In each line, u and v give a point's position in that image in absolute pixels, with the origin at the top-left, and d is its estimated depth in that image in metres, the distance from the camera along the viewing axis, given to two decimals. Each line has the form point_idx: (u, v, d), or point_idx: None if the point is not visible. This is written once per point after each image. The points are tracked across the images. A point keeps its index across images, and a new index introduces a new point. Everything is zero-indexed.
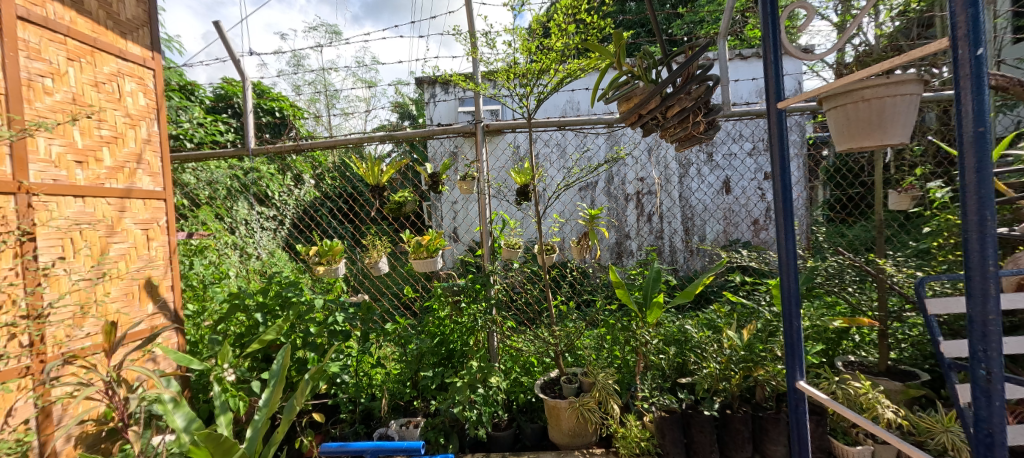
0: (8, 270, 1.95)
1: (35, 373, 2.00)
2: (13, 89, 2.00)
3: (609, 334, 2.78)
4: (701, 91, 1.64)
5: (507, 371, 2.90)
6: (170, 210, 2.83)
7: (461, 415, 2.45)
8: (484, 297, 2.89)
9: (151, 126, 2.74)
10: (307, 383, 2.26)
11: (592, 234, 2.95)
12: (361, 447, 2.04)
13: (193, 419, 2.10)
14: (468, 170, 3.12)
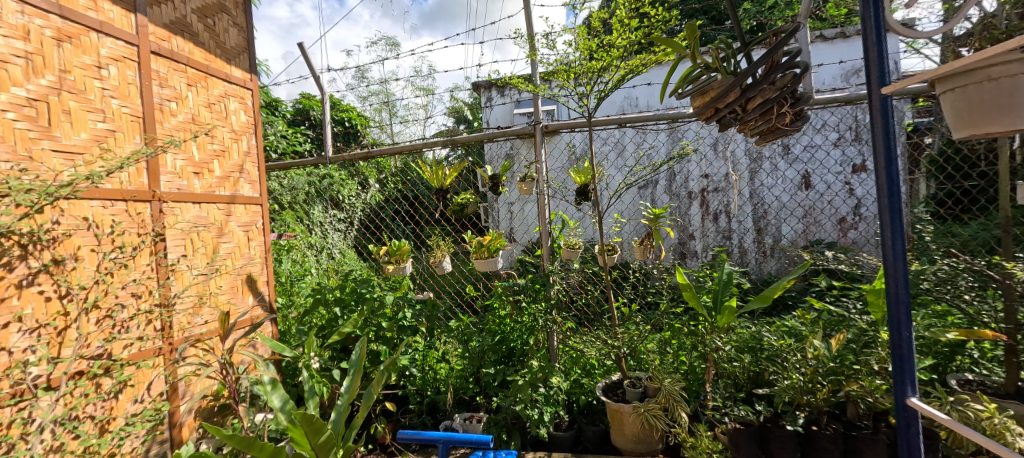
0: (147, 265, 2.30)
1: (166, 353, 2.33)
2: (149, 113, 2.35)
3: (674, 338, 2.69)
4: (787, 79, 1.52)
5: (568, 371, 2.91)
6: (265, 214, 3.17)
7: (523, 413, 2.49)
8: (544, 297, 2.91)
9: (250, 139, 3.10)
10: (384, 373, 2.42)
11: (656, 234, 2.88)
12: (434, 437, 2.13)
13: (287, 400, 2.31)
14: (528, 171, 3.15)
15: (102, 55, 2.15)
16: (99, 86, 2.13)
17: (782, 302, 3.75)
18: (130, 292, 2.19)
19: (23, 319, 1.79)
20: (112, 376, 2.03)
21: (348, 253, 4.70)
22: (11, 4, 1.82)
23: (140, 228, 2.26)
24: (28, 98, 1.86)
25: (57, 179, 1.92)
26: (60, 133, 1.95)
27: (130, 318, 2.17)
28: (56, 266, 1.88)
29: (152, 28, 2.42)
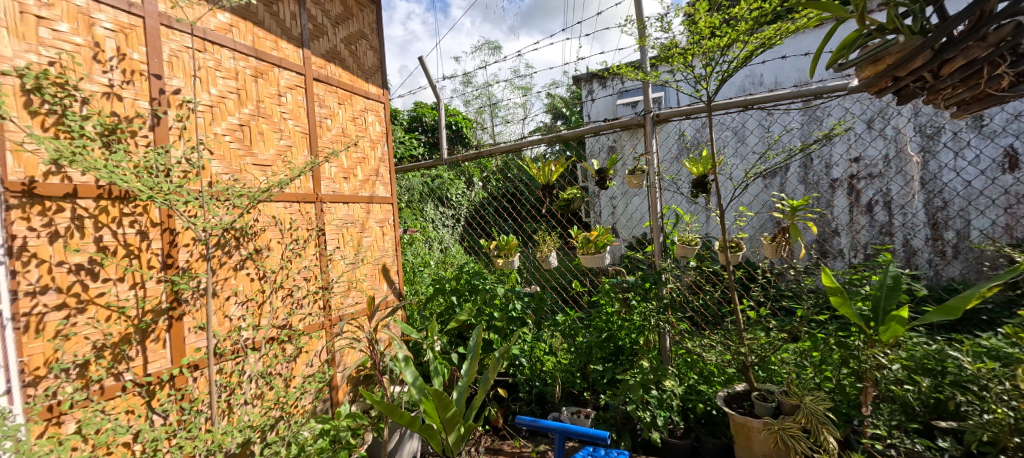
0: (313, 256, 2.81)
1: (327, 327, 2.83)
2: (312, 130, 2.84)
3: (815, 351, 2.41)
4: (1005, 31, 1.10)
5: (681, 375, 2.78)
6: (396, 212, 3.60)
7: (634, 414, 2.47)
8: (656, 296, 2.81)
9: (384, 146, 3.54)
10: (500, 360, 2.57)
11: (793, 229, 2.58)
12: (550, 426, 2.15)
13: (418, 377, 2.58)
14: (637, 163, 3.06)
15: (281, 85, 2.66)
16: (280, 110, 2.64)
17: (973, 317, 2.98)
18: (300, 277, 2.70)
19: (237, 295, 2.34)
20: (291, 343, 2.54)
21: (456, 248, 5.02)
22: (226, 52, 2.36)
23: (308, 224, 2.77)
24: (239, 125, 2.39)
25: (255, 186, 2.45)
26: (257, 150, 2.48)
27: (302, 297, 2.68)
28: (256, 255, 2.41)
29: (313, 58, 2.91)
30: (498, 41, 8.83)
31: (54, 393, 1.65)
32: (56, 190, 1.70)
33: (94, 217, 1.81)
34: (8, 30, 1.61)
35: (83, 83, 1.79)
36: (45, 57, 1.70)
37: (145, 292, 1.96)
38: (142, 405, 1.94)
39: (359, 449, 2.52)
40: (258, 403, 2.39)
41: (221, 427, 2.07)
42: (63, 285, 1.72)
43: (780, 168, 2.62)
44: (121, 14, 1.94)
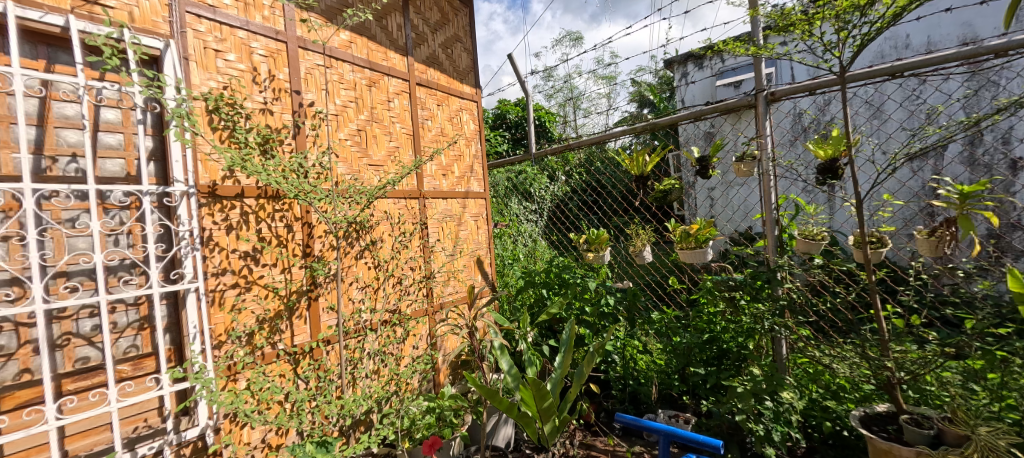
0: (418, 248, 3.07)
1: (428, 313, 3.07)
2: (416, 131, 3.08)
3: (992, 373, 1.81)
4: None
5: (801, 386, 2.52)
6: (489, 206, 3.76)
7: (745, 426, 2.29)
8: (769, 297, 2.55)
9: (477, 144, 3.71)
10: (595, 354, 2.54)
11: (963, 221, 2.07)
12: (654, 427, 2.06)
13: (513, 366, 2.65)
14: (747, 148, 2.78)
15: (390, 91, 2.93)
16: (389, 115, 2.91)
17: None
18: (406, 266, 2.97)
19: (358, 281, 2.65)
20: (400, 327, 2.81)
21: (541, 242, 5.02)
22: (347, 67, 2.67)
23: (413, 219, 3.04)
24: (358, 130, 2.70)
25: (371, 184, 2.74)
26: (371, 152, 2.77)
27: (408, 285, 2.96)
28: (372, 246, 2.71)
29: (416, 64, 3.15)
30: (580, 31, 8.66)
31: (231, 356, 2.04)
32: (230, 191, 2.09)
33: (255, 213, 2.19)
34: (196, 63, 2.00)
35: (245, 102, 2.16)
36: (220, 83, 2.08)
37: (289, 276, 2.32)
38: (290, 371, 2.31)
39: (460, 428, 2.70)
40: (376, 378, 2.69)
41: (349, 396, 2.39)
42: (234, 268, 2.11)
43: (940, 147, 2.19)
44: (271, 41, 2.30)
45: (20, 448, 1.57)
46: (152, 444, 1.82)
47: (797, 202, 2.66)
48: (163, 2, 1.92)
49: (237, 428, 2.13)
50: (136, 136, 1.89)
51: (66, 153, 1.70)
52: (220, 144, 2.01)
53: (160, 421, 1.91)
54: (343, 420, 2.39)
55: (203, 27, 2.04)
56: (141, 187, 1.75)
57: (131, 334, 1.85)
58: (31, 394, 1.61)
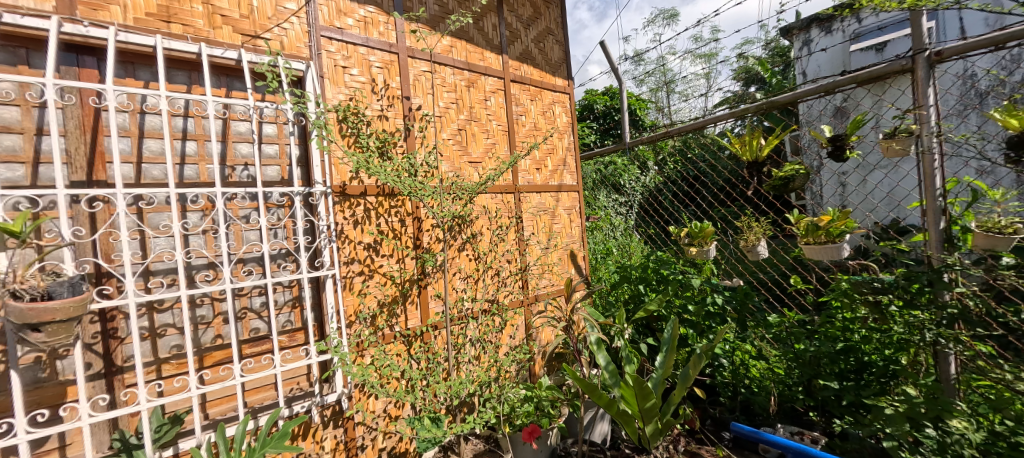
0: (514, 241, 3.19)
1: (523, 303, 3.18)
2: (511, 127, 3.19)
3: None
4: None
5: (978, 415, 1.91)
6: (582, 199, 3.75)
7: (894, 454, 1.89)
8: (934, 304, 2.03)
9: (570, 136, 3.72)
10: (703, 356, 2.37)
11: None
12: (781, 444, 2.02)
13: (610, 361, 2.61)
14: (902, 121, 2.29)
15: (487, 90, 3.07)
16: (486, 113, 3.05)
17: None
18: (503, 258, 3.10)
19: (461, 272, 2.86)
20: (498, 316, 2.96)
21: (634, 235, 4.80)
22: (448, 70, 2.85)
23: (509, 213, 3.16)
24: (460, 130, 2.88)
25: (471, 180, 2.91)
26: (471, 150, 2.94)
27: (505, 276, 3.10)
28: (472, 239, 2.88)
29: (510, 61, 3.25)
30: (676, 7, 8.09)
31: (360, 334, 2.35)
32: (356, 190, 2.39)
33: (376, 209, 2.48)
34: (329, 79, 2.31)
35: (366, 110, 2.44)
36: (347, 95, 2.37)
37: (403, 265, 2.59)
38: (405, 351, 2.59)
39: (558, 419, 2.75)
40: (477, 363, 2.87)
41: (454, 377, 2.59)
42: (359, 258, 2.40)
43: None
44: (385, 53, 2.55)
45: (217, 397, 2.00)
46: (304, 403, 2.17)
47: (971, 186, 2.16)
48: (305, 30, 2.25)
49: (365, 398, 2.44)
50: (287, 146, 2.25)
51: (241, 162, 2.09)
52: (349, 149, 2.31)
53: (308, 384, 2.29)
54: (450, 400, 2.60)
55: (333, 48, 2.34)
56: (293, 189, 2.08)
57: (287, 311, 2.24)
58: (223, 355, 2.03)
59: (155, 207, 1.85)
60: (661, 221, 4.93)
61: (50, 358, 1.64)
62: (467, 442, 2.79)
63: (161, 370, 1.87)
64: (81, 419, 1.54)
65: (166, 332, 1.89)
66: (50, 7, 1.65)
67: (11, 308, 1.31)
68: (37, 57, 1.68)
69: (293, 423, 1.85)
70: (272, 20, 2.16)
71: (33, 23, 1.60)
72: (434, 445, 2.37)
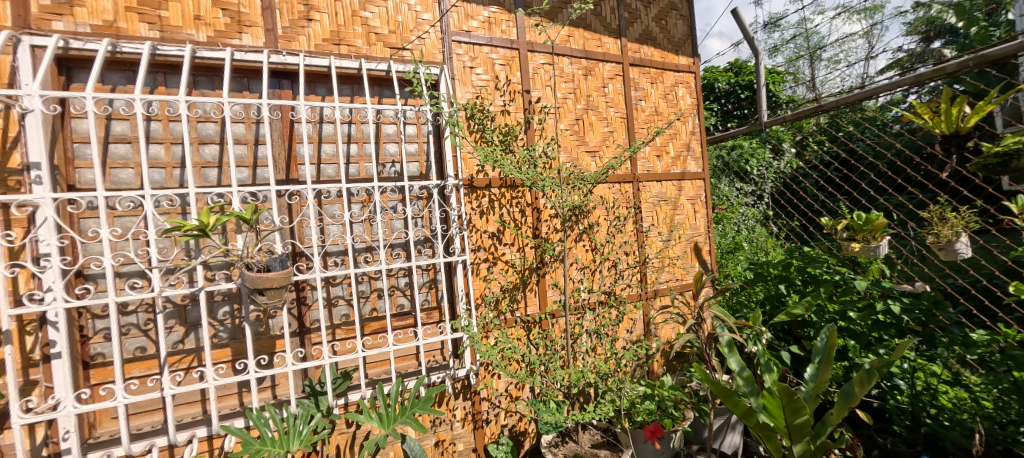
0: (632, 232, 3.11)
1: (640, 296, 3.08)
2: (630, 114, 3.09)
3: None
4: None
5: None
6: (708, 188, 3.47)
7: None
8: None
9: (696, 119, 3.46)
10: (872, 370, 1.98)
11: None
12: None
13: (745, 368, 2.37)
14: None
15: (605, 77, 3.02)
16: (604, 101, 3.01)
17: None
18: (622, 251, 3.06)
19: (577, 262, 2.90)
20: (615, 309, 2.92)
21: (769, 228, 4.16)
22: (566, 60, 2.88)
23: (627, 203, 3.09)
24: (578, 120, 2.90)
25: (589, 170, 2.91)
26: (589, 139, 2.93)
27: (623, 269, 3.05)
28: (589, 230, 2.90)
29: (630, 44, 3.14)
30: None
31: (486, 316, 2.54)
32: (481, 182, 2.57)
33: (499, 200, 2.64)
34: (459, 80, 2.52)
35: (490, 106, 2.60)
36: (474, 94, 2.56)
37: (524, 254, 2.72)
38: (525, 336, 2.72)
39: (682, 422, 2.62)
40: (594, 354, 2.87)
41: (571, 368, 2.64)
42: (484, 246, 2.60)
43: None
44: (507, 50, 2.68)
45: (374, 360, 2.38)
46: (441, 374, 2.45)
47: None
48: (439, 37, 2.48)
49: (489, 377, 2.64)
50: (424, 144, 2.53)
51: (389, 160, 2.41)
52: (477, 145, 2.49)
53: (443, 358, 2.57)
54: (568, 387, 2.67)
55: (462, 50, 2.54)
56: (432, 182, 2.32)
57: (425, 291, 2.53)
58: (378, 326, 2.39)
59: (329, 200, 2.24)
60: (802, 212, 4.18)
61: (265, 318, 2.12)
62: (585, 431, 2.76)
63: (334, 334, 2.28)
64: (287, 366, 1.96)
65: (338, 302, 2.29)
66: (261, 43, 2.10)
67: (247, 276, 1.74)
68: (254, 83, 2.15)
69: (436, 391, 2.15)
70: (413, 31, 2.43)
71: (252, 57, 2.06)
72: (555, 428, 2.54)
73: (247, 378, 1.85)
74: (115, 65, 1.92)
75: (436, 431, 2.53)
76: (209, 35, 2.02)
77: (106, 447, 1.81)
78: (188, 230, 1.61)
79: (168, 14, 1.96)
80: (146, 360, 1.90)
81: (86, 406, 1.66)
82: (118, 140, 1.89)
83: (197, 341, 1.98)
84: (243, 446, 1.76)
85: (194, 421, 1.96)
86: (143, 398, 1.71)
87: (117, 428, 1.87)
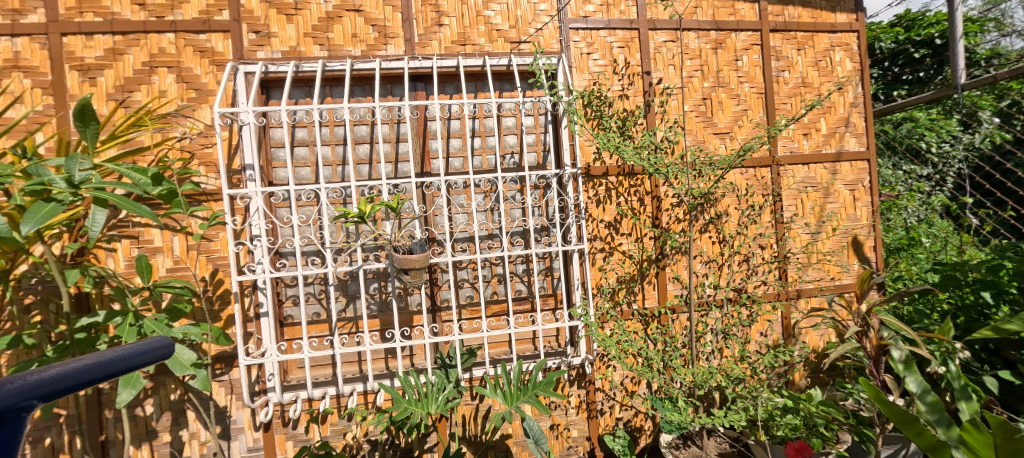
0: (769, 222, 2.78)
1: (781, 293, 2.75)
2: (769, 88, 2.75)
3: None
4: None
5: None
6: (874, 170, 2.91)
7: None
8: None
9: (857, 88, 2.92)
10: None
11: None
12: None
13: (929, 390, 2.04)
14: None
15: (738, 48, 2.73)
16: (737, 76, 2.72)
17: None
18: (758, 244, 2.77)
19: (703, 255, 2.70)
20: (747, 308, 2.66)
21: (963, 220, 3.32)
22: (693, 35, 2.67)
23: (763, 190, 2.77)
24: (705, 99, 2.68)
25: (718, 154, 2.68)
26: (718, 120, 2.69)
27: (757, 264, 2.75)
28: (717, 220, 2.67)
29: (770, 8, 2.78)
30: None
31: (602, 306, 2.52)
32: (598, 171, 2.56)
33: (616, 189, 2.59)
34: (576, 68, 2.52)
35: (608, 92, 2.55)
36: (591, 80, 2.53)
37: (642, 244, 2.63)
38: (642, 330, 2.63)
39: (835, 445, 2.31)
40: (722, 353, 2.66)
41: (694, 367, 2.48)
42: (601, 236, 2.58)
43: None
44: (626, 32, 2.58)
45: (495, 341, 2.55)
46: (558, 360, 2.51)
47: None
48: (557, 26, 2.51)
49: (605, 368, 2.62)
50: (542, 135, 2.59)
51: (509, 152, 2.53)
52: (594, 132, 2.47)
53: (560, 344, 2.64)
54: (691, 388, 2.51)
55: (579, 37, 2.53)
56: (550, 172, 2.36)
57: (542, 278, 2.61)
58: (499, 308, 2.55)
59: (457, 191, 2.44)
60: (1014, 200, 3.25)
61: (405, 294, 2.41)
62: (710, 437, 2.57)
63: (462, 314, 2.50)
64: (424, 338, 2.22)
65: (464, 285, 2.49)
66: (402, 51, 2.37)
67: (395, 257, 2.01)
68: (395, 88, 2.44)
69: (556, 375, 2.22)
70: (532, 23, 2.49)
71: (394, 64, 2.34)
72: (679, 430, 2.38)
73: (395, 345, 2.14)
74: (299, 82, 2.35)
75: (552, 415, 2.60)
76: (362, 49, 2.34)
77: (295, 390, 2.28)
78: (351, 216, 1.92)
79: (334, 35, 2.33)
80: (321, 323, 2.32)
81: (283, 355, 2.10)
82: (300, 144, 2.32)
83: (355, 311, 2.35)
84: (393, 403, 2.03)
85: (355, 377, 2.34)
86: (320, 354, 2.11)
87: (303, 376, 2.33)
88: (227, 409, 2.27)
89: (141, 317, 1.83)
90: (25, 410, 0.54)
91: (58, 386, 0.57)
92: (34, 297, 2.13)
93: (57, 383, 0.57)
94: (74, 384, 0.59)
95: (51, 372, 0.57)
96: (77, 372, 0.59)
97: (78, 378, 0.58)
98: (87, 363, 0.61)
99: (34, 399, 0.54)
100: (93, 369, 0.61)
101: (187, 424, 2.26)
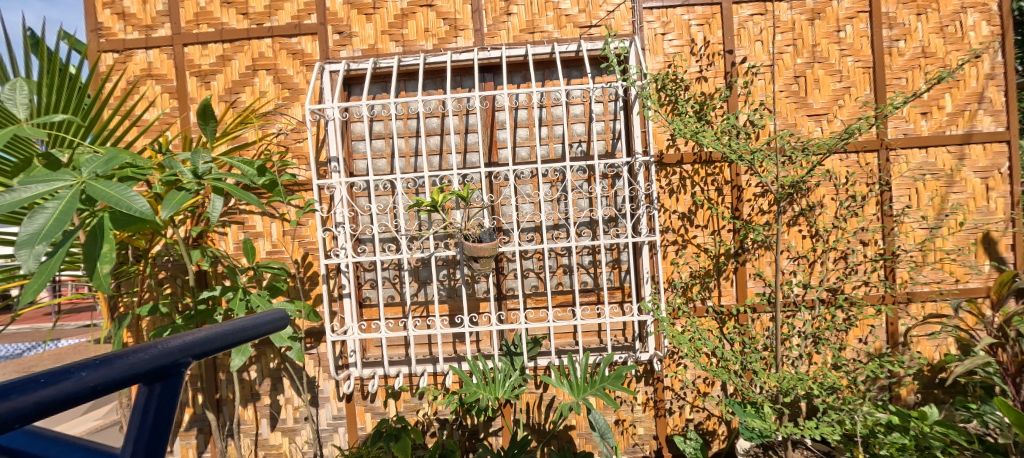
0: (873, 214, 2.46)
1: (887, 295, 2.43)
2: (878, 61, 2.41)
3: None
4: None
5: None
6: (1016, 153, 2.43)
7: None
8: None
9: (997, 56, 2.45)
10: None
11: None
12: None
13: None
14: None
15: (840, 17, 2.42)
16: (837, 49, 2.42)
17: None
18: (858, 239, 2.47)
19: (790, 250, 2.47)
20: (844, 310, 2.38)
21: None
22: (784, 6, 2.42)
23: (867, 178, 2.45)
24: (796, 77, 2.42)
25: (811, 138, 2.41)
26: (813, 100, 2.42)
27: (857, 262, 2.45)
28: (809, 211, 2.41)
29: None
30: None
31: (673, 301, 2.40)
32: (672, 159, 2.43)
33: (692, 177, 2.44)
34: (649, 50, 2.41)
35: (684, 74, 2.40)
36: (665, 62, 2.40)
37: (719, 237, 2.46)
38: (718, 329, 2.47)
39: None
40: (811, 359, 2.42)
41: (778, 371, 2.28)
42: (673, 227, 2.46)
43: None
44: (706, 8, 2.40)
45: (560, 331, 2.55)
46: (624, 354, 2.45)
47: None
48: (628, 7, 2.40)
49: (676, 366, 2.51)
50: (612, 122, 2.51)
51: (577, 140, 2.48)
52: (669, 118, 2.34)
53: (627, 339, 2.57)
54: (775, 394, 2.31)
55: (652, 17, 2.40)
56: (620, 160, 2.27)
57: (609, 270, 2.54)
58: (565, 299, 2.53)
59: (524, 180, 2.46)
60: None
61: (473, 282, 2.48)
62: (795, 448, 2.36)
63: (527, 303, 2.52)
64: (491, 325, 2.27)
65: (529, 274, 2.51)
66: (471, 43, 2.42)
67: (465, 245, 2.07)
68: (465, 80, 2.49)
69: (626, 369, 2.15)
70: (602, 6, 2.41)
71: (463, 56, 2.39)
72: (760, 437, 2.21)
73: (463, 330, 2.22)
74: (376, 78, 2.50)
75: (618, 410, 2.55)
76: (434, 43, 2.43)
77: (374, 366, 2.46)
78: (424, 205, 2.01)
79: (408, 31, 2.43)
80: (395, 306, 2.47)
81: (364, 334, 2.27)
82: (377, 137, 2.46)
83: (426, 295, 2.47)
84: (463, 385, 2.11)
85: (426, 359, 2.48)
86: (396, 334, 2.25)
87: (380, 354, 2.50)
88: (316, 379, 2.51)
89: (247, 292, 2.08)
90: (181, 368, 0.42)
91: (207, 345, 0.44)
92: (166, 272, 2.51)
93: (208, 343, 0.44)
94: (218, 346, 0.46)
95: (199, 332, 0.44)
96: (222, 335, 0.46)
97: (225, 341, 0.46)
98: (220, 329, 0.47)
99: (189, 358, 0.42)
100: (229, 334, 0.47)
101: (283, 390, 2.54)
